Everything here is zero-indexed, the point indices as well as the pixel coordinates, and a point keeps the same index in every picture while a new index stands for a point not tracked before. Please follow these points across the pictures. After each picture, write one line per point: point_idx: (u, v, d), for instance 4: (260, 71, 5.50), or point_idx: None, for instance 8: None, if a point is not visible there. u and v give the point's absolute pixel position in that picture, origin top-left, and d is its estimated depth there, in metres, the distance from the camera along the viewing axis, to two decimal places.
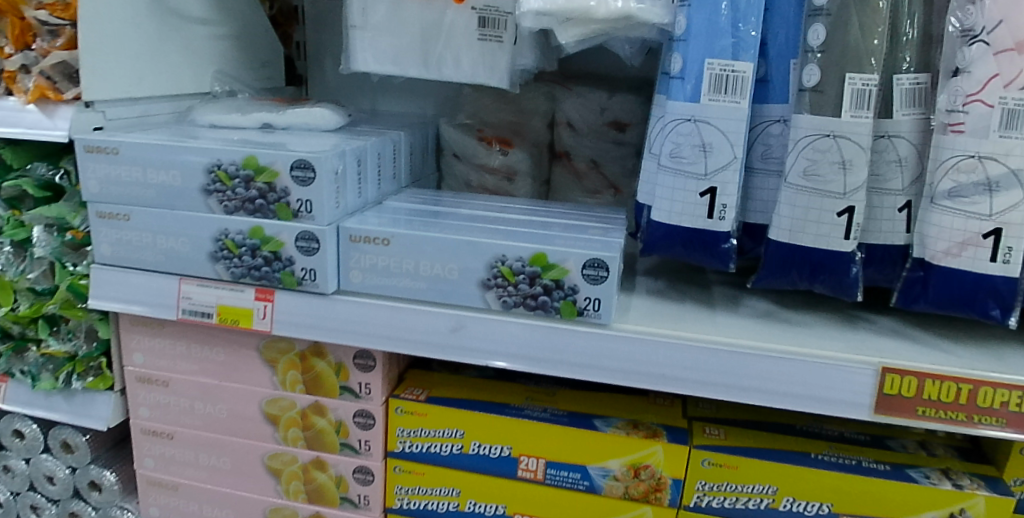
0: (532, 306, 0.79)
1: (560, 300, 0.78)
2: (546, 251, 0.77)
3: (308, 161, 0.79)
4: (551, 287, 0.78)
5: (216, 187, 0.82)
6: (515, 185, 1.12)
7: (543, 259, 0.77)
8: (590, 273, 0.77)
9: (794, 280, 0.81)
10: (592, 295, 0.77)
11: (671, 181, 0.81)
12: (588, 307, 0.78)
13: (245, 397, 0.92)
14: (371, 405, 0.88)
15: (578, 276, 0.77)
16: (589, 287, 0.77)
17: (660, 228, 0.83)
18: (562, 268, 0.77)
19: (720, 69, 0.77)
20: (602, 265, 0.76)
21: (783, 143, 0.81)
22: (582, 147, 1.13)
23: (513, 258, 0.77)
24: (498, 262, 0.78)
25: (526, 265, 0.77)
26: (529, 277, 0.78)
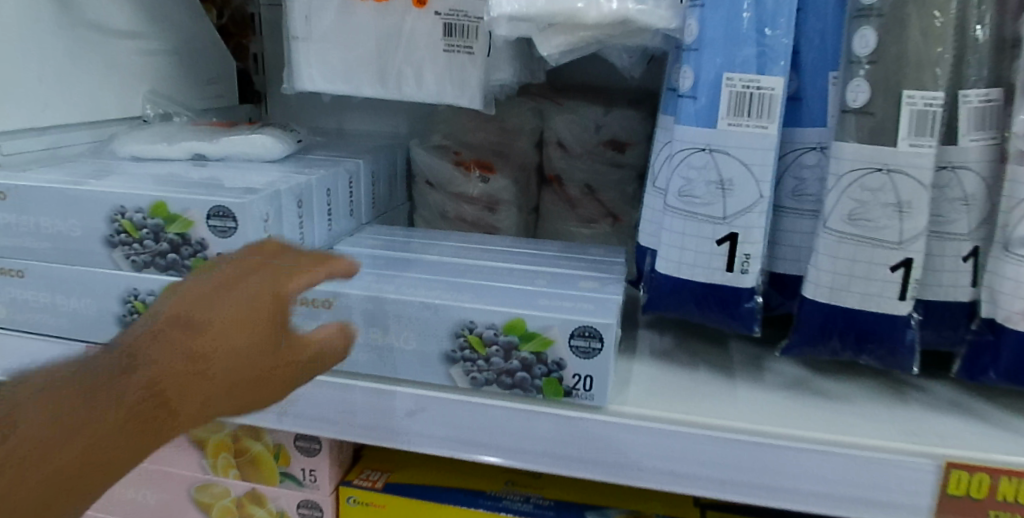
0: (509, 385, 0.64)
1: (544, 377, 0.63)
2: (525, 316, 0.62)
3: (229, 208, 0.64)
4: (531, 362, 0.63)
5: (121, 238, 0.67)
6: (499, 216, 0.96)
7: (520, 326, 0.62)
8: (579, 344, 0.61)
9: (835, 349, 0.65)
10: (583, 371, 0.62)
11: (681, 225, 0.65)
12: (578, 386, 0.63)
13: (172, 482, 0.77)
14: (317, 495, 0.73)
15: (565, 347, 0.62)
16: (580, 361, 0.62)
17: (668, 282, 0.67)
18: (546, 338, 0.62)
19: (742, 86, 0.61)
20: (595, 333, 0.61)
21: (820, 176, 0.66)
22: (575, 170, 0.97)
23: (486, 325, 0.63)
24: (466, 330, 0.63)
25: (500, 333, 0.63)
26: (505, 349, 0.63)
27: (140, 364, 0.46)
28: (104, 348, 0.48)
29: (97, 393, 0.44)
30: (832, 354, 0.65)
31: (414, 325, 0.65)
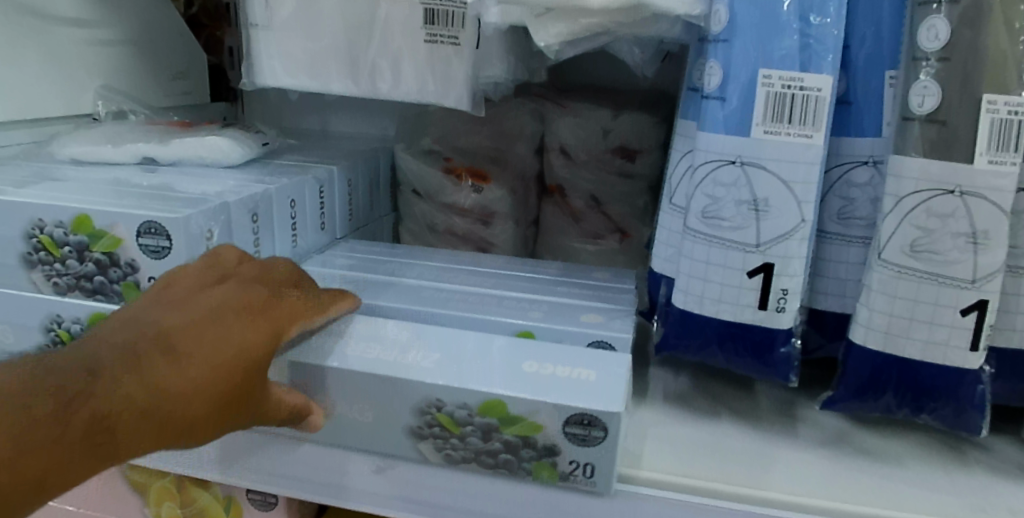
0: (491, 467, 0.49)
1: (531, 461, 0.48)
2: (505, 394, 0.47)
3: (161, 223, 0.53)
4: (515, 445, 0.48)
5: (40, 257, 0.57)
6: (493, 230, 0.85)
7: (498, 406, 0.47)
8: (574, 430, 0.46)
9: (887, 405, 0.54)
10: (581, 458, 0.47)
11: (704, 251, 0.55)
12: (576, 475, 0.48)
13: None
14: None
15: (557, 434, 0.47)
16: (578, 450, 0.47)
17: (688, 319, 0.57)
18: (532, 421, 0.47)
19: (781, 86, 0.51)
20: (595, 420, 0.46)
21: (873, 196, 0.55)
22: (578, 180, 0.87)
23: (457, 401, 0.48)
24: (433, 406, 0.49)
25: (474, 410, 0.48)
26: (483, 429, 0.48)
27: (110, 380, 0.40)
28: (49, 369, 0.40)
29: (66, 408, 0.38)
30: (883, 412, 0.55)
31: (367, 396, 0.50)
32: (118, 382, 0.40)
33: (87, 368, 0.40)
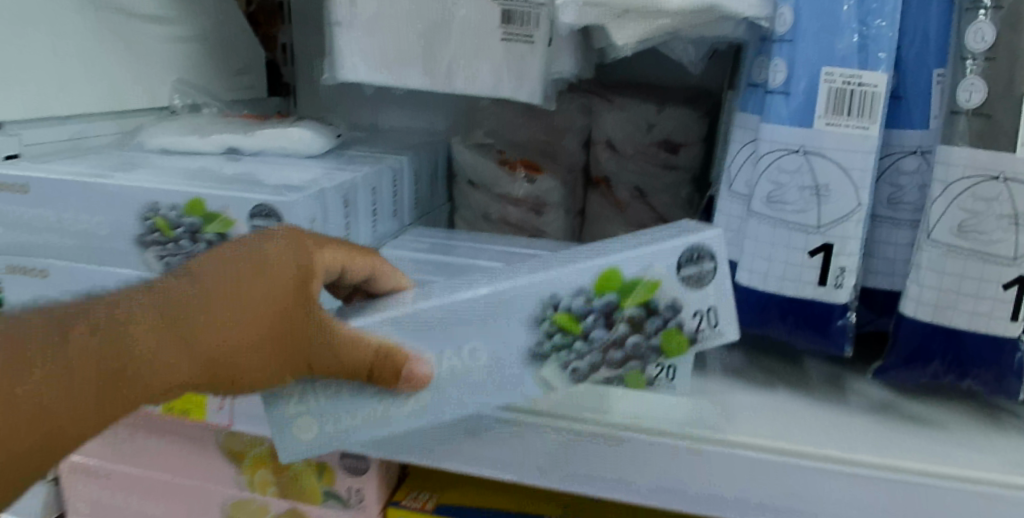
0: (618, 359, 0.51)
1: (660, 331, 0.51)
2: (619, 264, 0.49)
3: (273, 206, 0.58)
4: (642, 319, 0.51)
5: (153, 237, 0.61)
6: (546, 219, 0.90)
7: (616, 276, 0.49)
8: (690, 273, 0.50)
9: (935, 373, 0.60)
10: (704, 308, 0.51)
11: (768, 233, 0.61)
12: (703, 328, 0.51)
13: (203, 499, 0.72)
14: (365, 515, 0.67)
15: (675, 286, 0.50)
16: (697, 297, 0.51)
17: (752, 296, 0.63)
18: (653, 281, 0.50)
19: (841, 83, 0.57)
20: (711, 256, 0.50)
21: (920, 183, 0.61)
22: (625, 172, 0.92)
23: (572, 296, 0.49)
24: (547, 306, 0.49)
25: (595, 300, 0.49)
26: (605, 314, 0.50)
27: (142, 336, 0.40)
28: (75, 326, 0.39)
29: (78, 365, 0.38)
30: (932, 378, 0.61)
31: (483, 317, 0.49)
32: (150, 339, 0.40)
33: (113, 319, 0.40)
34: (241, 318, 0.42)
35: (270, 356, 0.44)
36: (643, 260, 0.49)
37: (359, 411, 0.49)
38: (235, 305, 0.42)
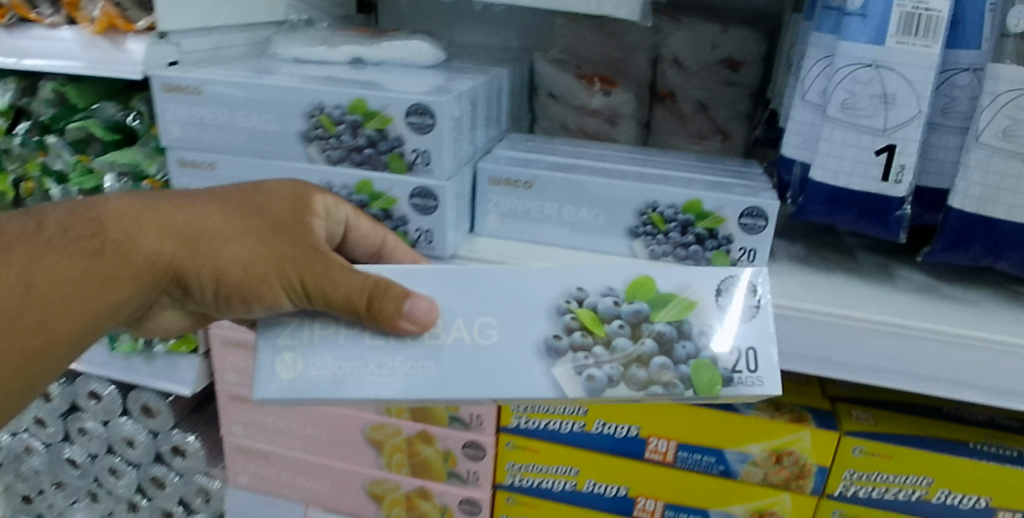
0: (641, 380, 0.51)
1: (688, 364, 0.51)
2: (654, 272, 0.53)
3: (428, 105, 0.69)
4: (671, 340, 0.52)
5: (318, 133, 0.72)
6: (618, 129, 1.01)
7: (649, 284, 0.53)
8: (729, 303, 0.53)
9: (975, 255, 0.75)
10: (746, 346, 0.52)
11: (842, 135, 0.74)
12: (738, 365, 0.51)
13: None
14: (484, 437, 0.85)
15: (714, 313, 0.52)
16: (732, 331, 0.52)
17: (825, 190, 0.77)
18: (688, 298, 0.52)
19: (912, 7, 0.68)
20: (757, 289, 0.53)
21: (971, 95, 0.72)
22: (689, 87, 1.01)
23: (598, 294, 0.53)
24: (573, 299, 0.53)
25: (624, 301, 0.52)
26: (633, 317, 0.52)
27: None
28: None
29: None
30: (970, 260, 0.76)
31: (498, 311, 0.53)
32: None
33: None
34: (218, 209, 0.54)
35: (287, 260, 0.52)
36: (721, 201, 0.75)
37: (347, 361, 0.51)
38: (254, 210, 0.55)
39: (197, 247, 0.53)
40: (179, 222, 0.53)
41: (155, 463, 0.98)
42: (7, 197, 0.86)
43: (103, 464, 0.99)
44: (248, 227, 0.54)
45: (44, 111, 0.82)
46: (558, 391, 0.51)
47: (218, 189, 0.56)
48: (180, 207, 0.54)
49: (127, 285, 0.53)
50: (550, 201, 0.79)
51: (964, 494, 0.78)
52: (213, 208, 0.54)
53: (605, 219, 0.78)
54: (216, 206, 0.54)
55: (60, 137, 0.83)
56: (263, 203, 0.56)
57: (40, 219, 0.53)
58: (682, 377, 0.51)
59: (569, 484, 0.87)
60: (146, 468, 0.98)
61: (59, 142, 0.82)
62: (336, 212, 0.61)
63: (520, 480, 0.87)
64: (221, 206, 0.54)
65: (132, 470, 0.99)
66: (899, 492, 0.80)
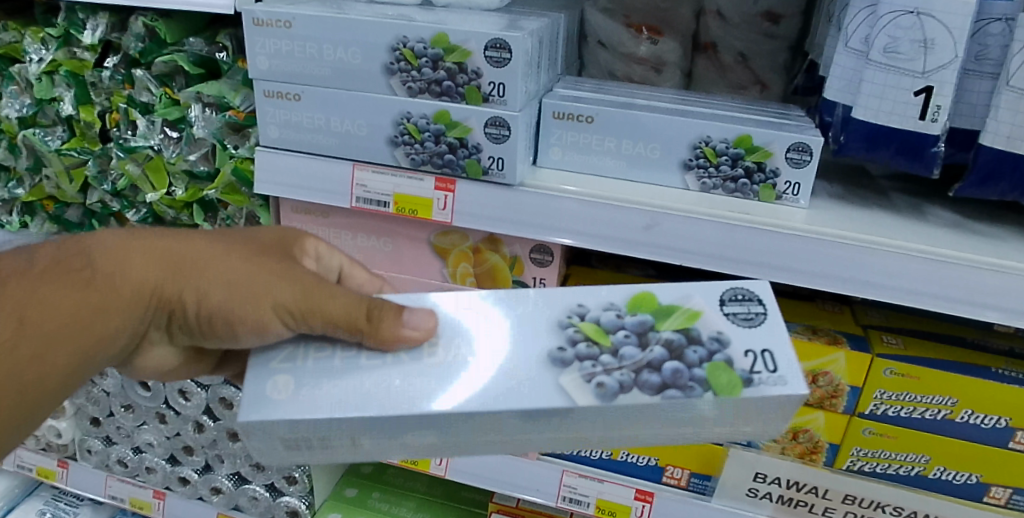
0: (655, 384, 0.52)
1: (702, 363, 0.54)
2: (656, 290, 0.58)
3: (505, 40, 0.74)
4: (681, 345, 0.55)
5: (401, 66, 0.78)
6: (662, 76, 1.07)
7: (648, 299, 0.58)
8: (734, 312, 0.57)
9: (1003, 191, 0.82)
10: (761, 350, 0.55)
11: (882, 78, 0.80)
12: (758, 365, 0.54)
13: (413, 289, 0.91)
14: None
15: (718, 320, 0.57)
16: (740, 337, 0.56)
17: (864, 128, 0.85)
18: (691, 309, 0.57)
19: None
20: (760, 302, 0.58)
21: (1004, 43, 0.77)
22: (731, 38, 1.06)
23: (597, 312, 0.57)
24: (576, 314, 0.58)
25: (625, 316, 0.57)
26: (637, 327, 0.56)
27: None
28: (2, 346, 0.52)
29: None
30: (997, 196, 0.83)
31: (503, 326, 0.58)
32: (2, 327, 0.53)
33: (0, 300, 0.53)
34: (211, 242, 0.60)
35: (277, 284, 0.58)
36: (769, 137, 0.81)
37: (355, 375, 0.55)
38: (246, 245, 0.61)
39: (189, 277, 0.58)
40: (172, 254, 0.59)
41: (224, 385, 1.04)
42: (93, 128, 0.92)
43: (173, 385, 1.06)
44: (238, 258, 0.60)
45: (133, 45, 0.87)
46: (568, 397, 0.53)
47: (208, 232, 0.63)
48: (177, 242, 0.60)
49: (128, 314, 0.58)
50: (609, 135, 0.85)
51: (985, 414, 0.85)
52: (205, 241, 0.60)
53: (660, 153, 0.84)
54: (207, 240, 0.60)
55: (146, 71, 0.88)
56: (252, 241, 0.62)
57: (43, 257, 0.58)
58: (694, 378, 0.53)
59: None
60: (215, 389, 1.05)
61: (146, 75, 0.87)
62: (324, 254, 0.69)
63: None
64: (212, 239, 0.61)
65: (201, 391, 1.06)
66: (925, 411, 0.87)
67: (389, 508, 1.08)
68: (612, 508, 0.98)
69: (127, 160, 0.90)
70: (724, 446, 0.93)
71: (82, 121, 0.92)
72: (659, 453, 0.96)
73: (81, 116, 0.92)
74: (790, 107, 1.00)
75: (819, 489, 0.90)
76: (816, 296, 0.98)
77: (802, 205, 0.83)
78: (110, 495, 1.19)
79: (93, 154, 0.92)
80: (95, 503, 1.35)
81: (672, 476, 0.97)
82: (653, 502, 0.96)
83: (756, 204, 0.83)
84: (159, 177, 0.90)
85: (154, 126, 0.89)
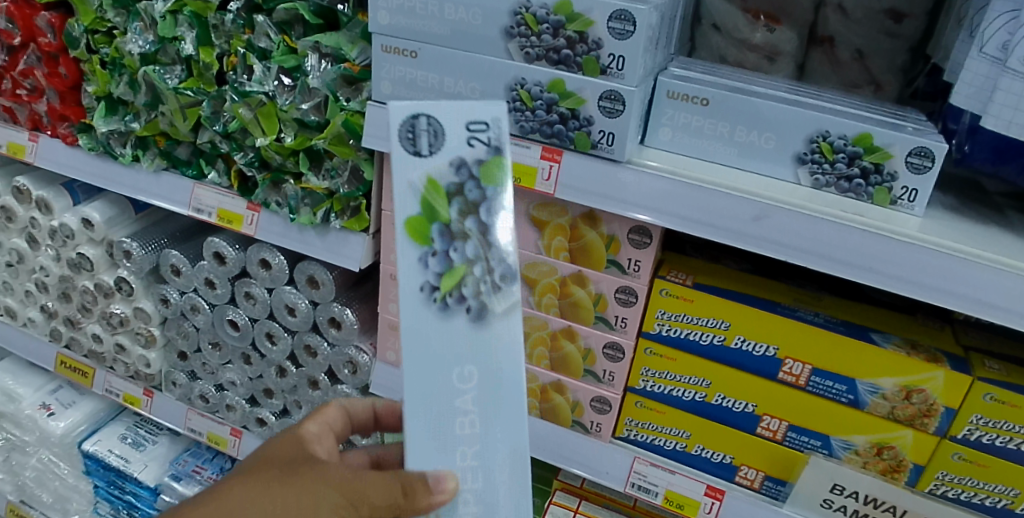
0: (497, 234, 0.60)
1: (483, 190, 0.60)
2: (407, 210, 0.58)
3: (630, 12, 0.73)
4: (458, 186, 0.59)
5: (521, 31, 0.77)
6: (776, 66, 1.04)
7: (419, 222, 0.59)
8: (426, 142, 0.59)
9: None
10: (467, 133, 0.60)
11: (1019, 87, 0.75)
12: (486, 143, 0.60)
13: None
14: (611, 393, 0.96)
15: (441, 160, 0.59)
16: (453, 142, 0.59)
17: (990, 141, 0.82)
18: (424, 182, 0.59)
19: None
20: (416, 114, 0.59)
21: None
22: (851, 33, 1.02)
23: (426, 275, 0.59)
24: (433, 288, 0.59)
25: (436, 247, 0.59)
26: (447, 238, 0.59)
27: None
28: None
29: None
30: None
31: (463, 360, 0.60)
32: None
33: None
34: (239, 483, 0.65)
35: (330, 492, 0.63)
36: (890, 138, 0.77)
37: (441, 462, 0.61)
38: (267, 471, 0.66)
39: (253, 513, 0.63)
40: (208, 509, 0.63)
41: (311, 332, 1.07)
42: (211, 69, 0.95)
43: (263, 327, 1.09)
44: (266, 483, 0.65)
45: None
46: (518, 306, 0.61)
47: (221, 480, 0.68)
48: (231, 489, 0.65)
49: None
50: (722, 120, 0.83)
51: None
52: (232, 485, 0.65)
53: (774, 143, 0.82)
54: (236, 484, 0.65)
55: (267, 17, 0.90)
56: (274, 462, 0.68)
57: None
58: (500, 199, 0.60)
59: (679, 445, 0.97)
60: (301, 335, 1.07)
61: (267, 21, 0.90)
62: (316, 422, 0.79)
63: (636, 434, 0.98)
64: (239, 480, 0.66)
65: (288, 336, 1.08)
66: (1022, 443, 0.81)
67: None
68: (681, 500, 0.96)
69: (241, 104, 0.91)
70: (805, 453, 0.90)
71: (200, 62, 0.94)
72: (735, 452, 0.94)
73: (200, 57, 0.94)
74: (910, 110, 0.95)
75: (896, 509, 0.86)
76: (916, 309, 0.93)
77: (915, 215, 0.79)
78: (189, 427, 1.24)
79: (209, 96, 0.95)
80: (172, 433, 1.42)
81: (745, 477, 0.95)
82: (723, 500, 0.94)
83: (868, 207, 0.80)
84: (270, 123, 0.92)
85: (269, 72, 0.90)
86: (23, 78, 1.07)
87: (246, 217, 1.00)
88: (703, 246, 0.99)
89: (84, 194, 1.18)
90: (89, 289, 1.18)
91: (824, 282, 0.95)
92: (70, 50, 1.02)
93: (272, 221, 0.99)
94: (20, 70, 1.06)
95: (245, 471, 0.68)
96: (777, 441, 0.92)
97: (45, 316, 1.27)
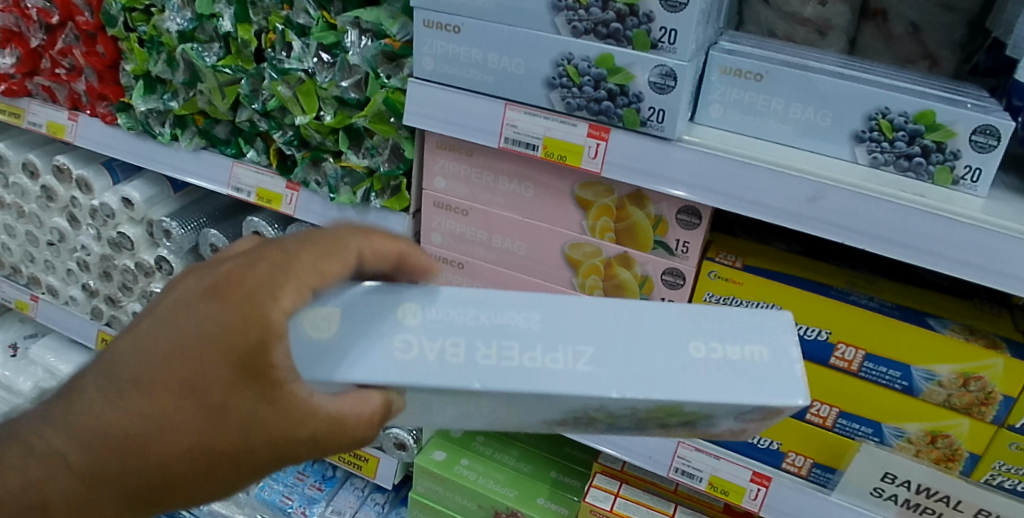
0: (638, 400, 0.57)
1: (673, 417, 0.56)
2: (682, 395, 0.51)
3: None
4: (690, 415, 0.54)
5: (568, 4, 0.74)
6: (827, 40, 1.00)
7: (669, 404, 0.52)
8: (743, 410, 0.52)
9: None
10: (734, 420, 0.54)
11: None
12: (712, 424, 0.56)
13: (548, 237, 0.91)
14: None
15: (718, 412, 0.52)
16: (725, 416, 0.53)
17: None
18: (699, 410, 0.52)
19: None
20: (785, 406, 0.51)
21: None
22: (907, 6, 0.98)
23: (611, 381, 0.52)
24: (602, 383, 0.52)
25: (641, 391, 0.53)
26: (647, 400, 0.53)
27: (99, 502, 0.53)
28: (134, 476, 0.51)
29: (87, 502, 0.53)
30: None
31: (542, 413, 0.56)
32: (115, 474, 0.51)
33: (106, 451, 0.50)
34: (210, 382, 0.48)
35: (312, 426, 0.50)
36: (954, 115, 0.73)
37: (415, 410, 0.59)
38: (188, 387, 0.48)
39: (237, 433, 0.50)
40: (185, 418, 0.49)
41: None
42: (249, 46, 0.94)
43: None
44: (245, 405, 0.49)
45: None
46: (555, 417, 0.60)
47: (125, 363, 0.50)
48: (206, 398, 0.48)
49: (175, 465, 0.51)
50: (776, 96, 0.80)
51: None
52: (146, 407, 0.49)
53: (831, 120, 0.78)
54: (209, 383, 0.48)
55: None
56: (193, 371, 0.48)
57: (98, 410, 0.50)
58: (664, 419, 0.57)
59: None
60: None
61: None
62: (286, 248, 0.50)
63: None
64: (151, 397, 0.49)
65: None
66: None
67: (493, 454, 1.16)
68: (725, 486, 0.95)
69: (279, 81, 0.91)
70: (856, 440, 0.88)
71: (239, 39, 0.93)
72: (782, 438, 0.92)
73: (238, 33, 0.93)
74: (971, 85, 0.91)
75: (950, 499, 0.83)
76: (973, 293, 0.89)
77: (978, 195, 0.75)
78: None
79: (246, 73, 0.94)
80: None
81: (791, 463, 0.93)
82: (769, 487, 0.93)
83: (928, 187, 0.76)
84: (309, 101, 0.91)
85: (309, 49, 0.89)
86: (62, 57, 1.07)
87: (285, 197, 0.99)
88: (750, 227, 0.97)
89: (123, 173, 1.18)
90: (129, 268, 1.19)
91: (877, 264, 0.93)
92: (107, 29, 1.01)
93: (312, 200, 0.98)
94: (59, 49, 1.05)
95: (210, 358, 0.48)
96: (827, 427, 0.89)
97: (87, 295, 1.29)
